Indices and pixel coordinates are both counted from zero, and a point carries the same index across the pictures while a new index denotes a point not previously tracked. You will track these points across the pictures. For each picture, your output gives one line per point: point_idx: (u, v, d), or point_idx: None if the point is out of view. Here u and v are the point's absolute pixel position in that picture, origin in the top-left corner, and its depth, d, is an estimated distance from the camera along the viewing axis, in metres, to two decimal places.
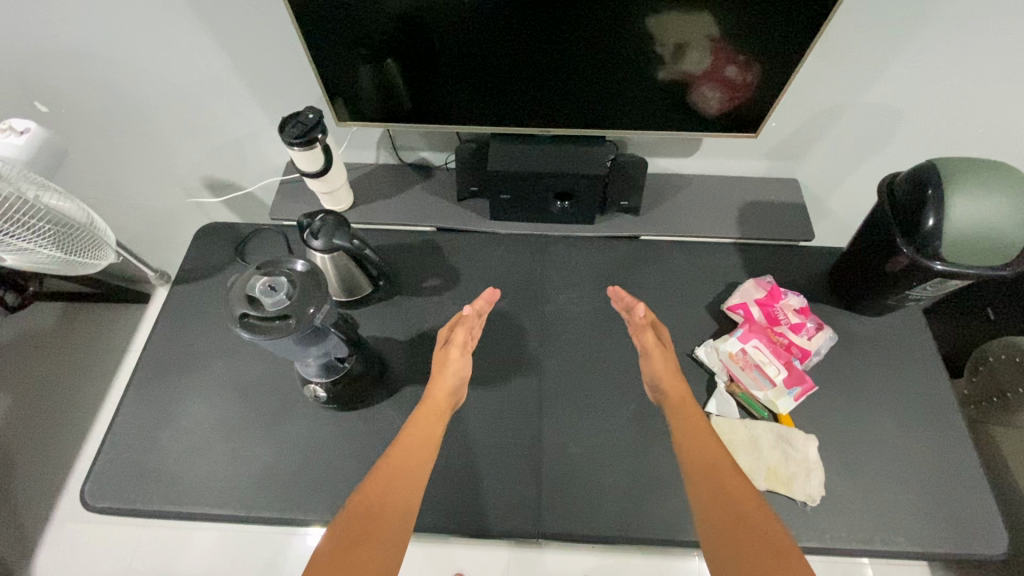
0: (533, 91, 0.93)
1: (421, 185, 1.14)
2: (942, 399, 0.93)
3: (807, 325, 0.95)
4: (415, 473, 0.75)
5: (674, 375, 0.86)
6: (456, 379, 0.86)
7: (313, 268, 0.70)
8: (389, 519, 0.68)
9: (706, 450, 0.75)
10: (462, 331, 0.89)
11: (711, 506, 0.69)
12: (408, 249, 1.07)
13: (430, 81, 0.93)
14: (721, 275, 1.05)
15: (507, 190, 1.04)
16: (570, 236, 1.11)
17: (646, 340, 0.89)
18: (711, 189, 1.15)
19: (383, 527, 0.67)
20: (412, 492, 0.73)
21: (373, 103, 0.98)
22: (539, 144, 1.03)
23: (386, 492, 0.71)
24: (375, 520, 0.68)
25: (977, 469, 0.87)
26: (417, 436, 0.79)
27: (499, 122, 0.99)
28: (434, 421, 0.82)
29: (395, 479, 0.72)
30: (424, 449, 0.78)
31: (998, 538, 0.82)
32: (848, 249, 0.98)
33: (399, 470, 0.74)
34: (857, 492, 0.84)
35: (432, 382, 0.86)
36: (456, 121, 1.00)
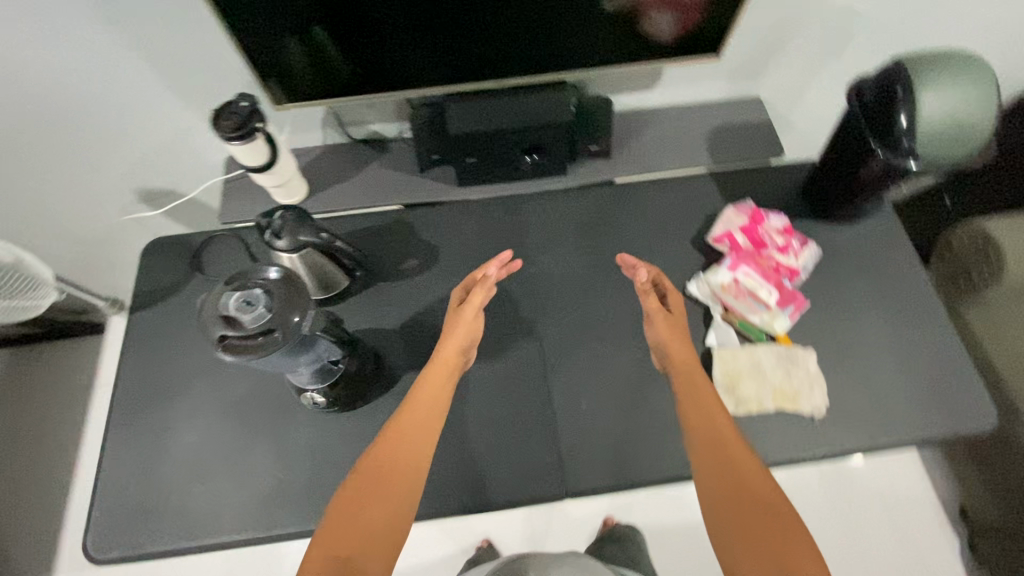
0: (481, 41, 0.86)
1: (380, 161, 1.06)
2: (926, 294, 0.96)
3: (793, 244, 0.95)
4: (421, 438, 0.72)
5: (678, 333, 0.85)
6: (467, 340, 0.84)
7: (287, 273, 0.64)
8: (393, 484, 0.68)
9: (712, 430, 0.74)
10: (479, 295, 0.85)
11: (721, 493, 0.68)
12: (377, 231, 1.01)
13: (368, 44, 0.85)
14: (701, 208, 1.04)
15: (471, 152, 0.97)
16: (543, 191, 1.06)
17: (649, 306, 0.88)
18: (679, 120, 1.11)
19: (381, 498, 0.66)
20: (416, 458, 0.71)
21: (311, 78, 0.89)
22: (496, 97, 0.97)
23: (389, 458, 0.69)
24: (375, 489, 0.67)
25: (963, 353, 0.91)
26: (424, 397, 0.76)
27: (450, 81, 0.92)
28: (441, 381, 0.79)
29: (400, 445, 0.70)
30: (428, 413, 0.75)
31: (986, 413, 0.87)
32: (821, 160, 0.98)
33: (404, 435, 0.71)
34: (856, 395, 0.88)
35: (440, 347, 0.82)
36: (404, 86, 0.93)
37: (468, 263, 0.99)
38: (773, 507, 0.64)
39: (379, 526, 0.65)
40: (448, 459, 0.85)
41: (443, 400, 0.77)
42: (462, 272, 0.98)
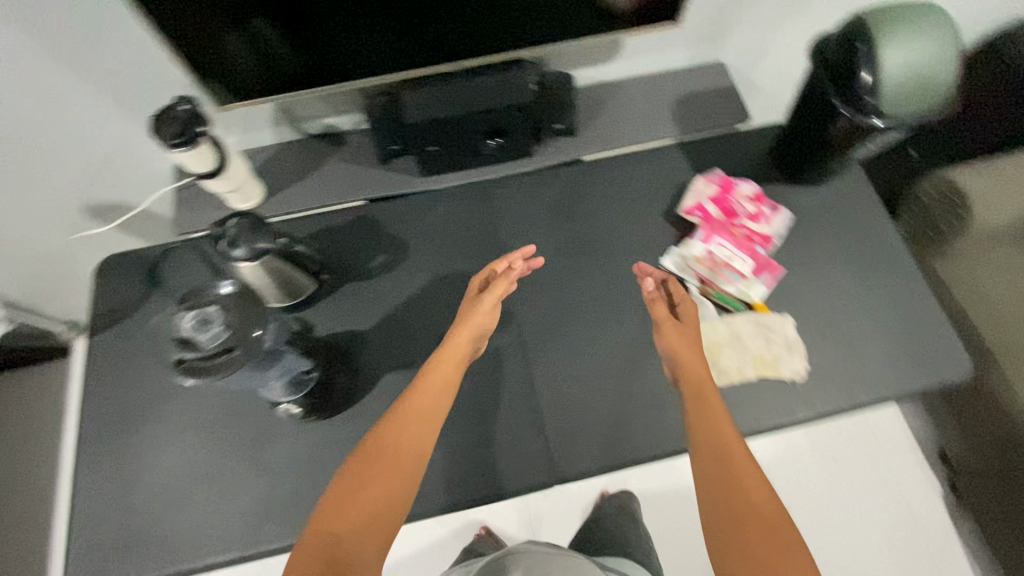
0: (432, 22, 0.82)
1: (338, 156, 1.01)
2: (898, 249, 0.96)
3: (765, 210, 0.95)
4: (427, 422, 0.72)
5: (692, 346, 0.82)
6: (478, 330, 0.83)
7: (242, 286, 0.61)
8: (401, 459, 0.67)
9: (717, 463, 0.70)
10: (500, 289, 0.83)
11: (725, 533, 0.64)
12: (341, 230, 0.97)
13: (312, 33, 0.81)
14: (672, 180, 1.02)
15: (432, 140, 0.93)
16: (510, 174, 1.03)
17: (657, 312, 0.85)
18: (644, 90, 1.08)
19: (382, 474, 0.65)
20: (423, 439, 0.70)
21: (255, 74, 0.85)
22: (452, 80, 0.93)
23: (401, 435, 0.69)
24: (376, 466, 0.66)
25: (936, 306, 0.92)
26: (433, 380, 0.76)
27: (403, 67, 0.88)
28: (450, 369, 0.78)
29: (410, 421, 0.71)
30: (435, 398, 0.74)
31: (962, 364, 0.88)
32: (788, 123, 0.97)
33: (416, 414, 0.72)
34: (835, 356, 0.89)
35: (449, 335, 0.81)
36: (355, 76, 0.88)
37: (440, 255, 0.96)
38: (776, 527, 0.63)
39: (376, 503, 0.63)
40: (434, 458, 0.84)
41: (451, 386, 0.77)
42: (435, 265, 0.96)
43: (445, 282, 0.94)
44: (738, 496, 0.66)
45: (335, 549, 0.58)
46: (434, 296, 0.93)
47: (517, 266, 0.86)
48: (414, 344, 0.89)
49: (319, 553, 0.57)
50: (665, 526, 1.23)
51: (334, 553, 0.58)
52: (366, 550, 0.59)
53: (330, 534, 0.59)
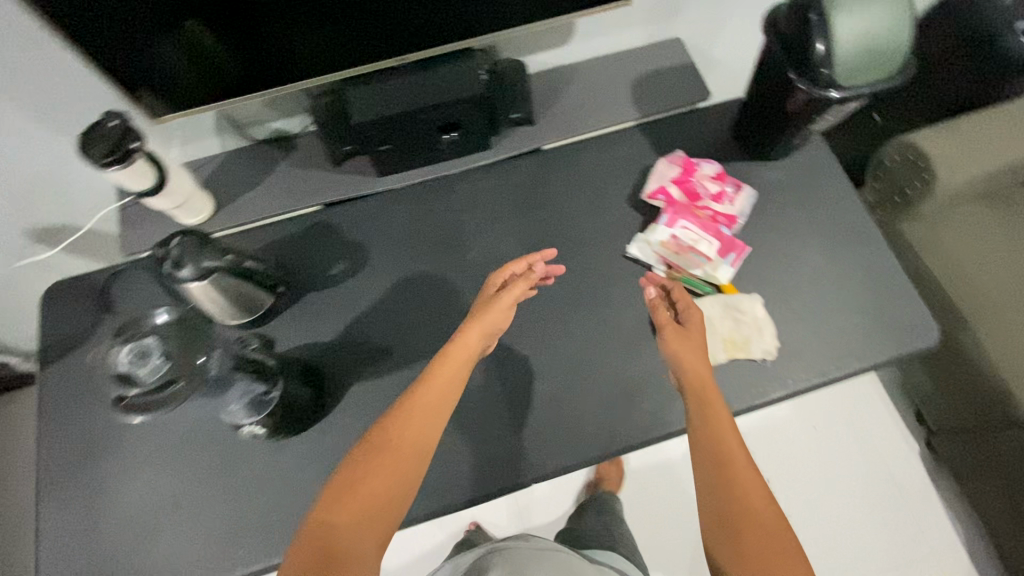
0: (370, 16, 0.79)
1: (289, 161, 0.97)
2: (864, 219, 0.95)
3: (727, 190, 0.94)
4: (430, 418, 0.69)
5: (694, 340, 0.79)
6: (485, 328, 0.79)
7: None
8: (404, 455, 0.65)
9: (721, 466, 0.66)
10: (516, 291, 0.81)
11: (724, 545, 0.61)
12: (298, 238, 0.94)
13: (248, 36, 0.77)
14: (635, 163, 1.00)
15: (383, 139, 0.89)
16: (469, 168, 1.00)
17: (658, 317, 0.81)
18: (602, 72, 1.04)
19: (385, 469, 0.63)
20: (427, 432, 0.68)
21: (192, 82, 0.81)
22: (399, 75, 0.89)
23: (405, 433, 0.66)
24: (378, 460, 0.64)
25: (902, 275, 0.92)
26: (440, 377, 0.72)
27: (346, 65, 0.85)
28: (456, 366, 0.74)
29: (415, 417, 0.68)
30: (442, 394, 0.71)
31: (929, 330, 0.88)
32: (747, 98, 0.95)
33: (421, 409, 0.69)
34: (805, 333, 0.88)
35: (460, 332, 0.78)
36: (297, 79, 0.85)
37: (402, 258, 0.93)
38: (773, 530, 0.60)
39: (379, 498, 0.62)
40: None
41: (458, 383, 0.73)
42: (397, 268, 0.93)
43: (409, 285, 0.92)
44: (736, 496, 0.63)
45: (333, 547, 0.56)
46: (398, 300, 0.91)
47: (536, 270, 0.85)
48: (381, 352, 0.88)
49: (317, 551, 0.56)
50: (653, 508, 1.26)
51: (332, 550, 0.56)
52: (366, 549, 0.58)
53: (330, 529, 0.58)
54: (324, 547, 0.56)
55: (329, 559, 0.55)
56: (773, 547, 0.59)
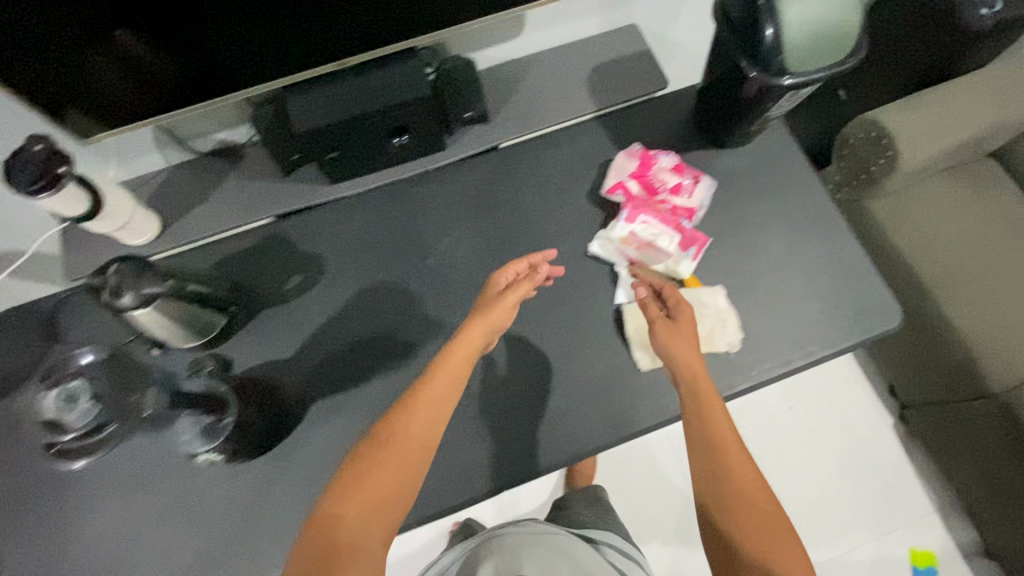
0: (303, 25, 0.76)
1: (237, 173, 0.94)
2: (825, 204, 0.95)
3: (685, 182, 0.92)
4: (435, 415, 0.69)
5: (689, 334, 0.78)
6: (489, 325, 0.77)
7: (104, 351, 0.56)
8: (410, 451, 0.65)
9: (716, 453, 0.68)
10: (519, 291, 0.79)
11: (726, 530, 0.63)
12: (251, 253, 0.91)
13: (182, 44, 0.73)
14: (594, 158, 0.98)
15: (329, 147, 0.86)
16: (426, 171, 0.96)
17: (650, 314, 0.81)
18: (556, 64, 1.01)
19: (392, 461, 0.64)
20: (431, 429, 0.68)
21: (128, 103, 0.78)
22: (341, 79, 0.85)
23: (412, 430, 0.66)
24: (385, 454, 0.64)
25: (864, 258, 0.91)
26: (444, 374, 0.72)
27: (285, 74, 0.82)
28: (459, 363, 0.73)
29: (421, 413, 0.68)
30: (445, 391, 0.71)
31: (891, 313, 0.88)
32: (704, 86, 0.93)
33: (427, 405, 0.69)
34: (768, 323, 0.88)
35: (464, 327, 0.77)
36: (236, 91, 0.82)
37: (359, 268, 0.91)
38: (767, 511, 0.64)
39: (387, 491, 0.62)
40: None
41: (459, 381, 0.72)
42: (354, 280, 0.90)
43: (367, 295, 0.89)
44: (732, 479, 0.66)
45: (340, 542, 0.57)
46: (357, 312, 0.88)
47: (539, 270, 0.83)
48: (341, 368, 0.86)
49: (325, 545, 0.57)
50: (633, 499, 1.27)
51: (339, 545, 0.57)
52: (372, 541, 0.58)
53: (339, 522, 0.59)
54: (330, 542, 0.57)
55: (337, 552, 0.56)
56: (770, 535, 0.61)
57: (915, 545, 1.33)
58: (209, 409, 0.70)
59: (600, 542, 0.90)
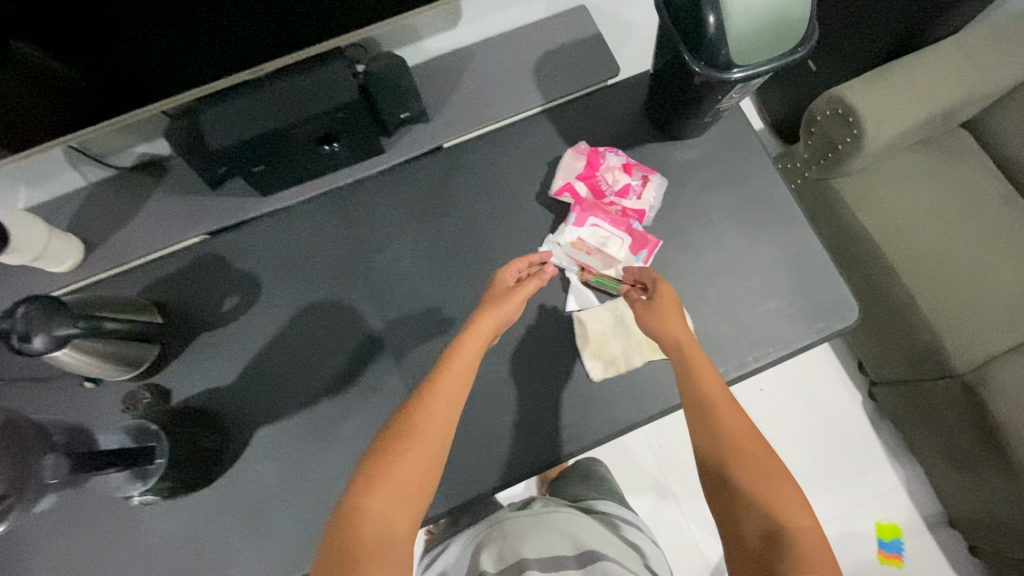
0: (200, 37, 0.66)
1: (163, 189, 0.88)
2: (782, 197, 0.91)
3: (633, 183, 0.88)
4: (449, 404, 0.67)
5: (671, 304, 0.77)
6: (500, 319, 0.75)
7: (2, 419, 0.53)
8: (425, 440, 0.63)
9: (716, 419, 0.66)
10: (531, 286, 0.78)
11: (726, 486, 0.61)
12: (185, 274, 0.87)
13: (45, 75, 0.64)
14: (543, 156, 0.93)
15: (253, 161, 0.80)
16: (364, 178, 0.92)
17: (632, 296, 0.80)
18: (501, 55, 0.95)
19: (411, 452, 0.62)
20: (445, 419, 0.66)
21: (15, 143, 0.69)
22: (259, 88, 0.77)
23: (422, 420, 0.65)
24: (401, 445, 0.63)
25: (822, 252, 0.88)
26: (458, 364, 0.71)
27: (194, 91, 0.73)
28: (471, 355, 0.72)
29: (434, 403, 0.67)
30: (460, 381, 0.69)
31: (850, 309, 0.85)
32: (654, 75, 0.87)
33: (438, 396, 0.67)
34: (723, 324, 0.85)
35: (473, 321, 0.76)
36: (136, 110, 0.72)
37: (299, 286, 0.87)
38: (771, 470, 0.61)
39: (405, 482, 0.60)
40: (321, 509, 0.79)
41: (470, 371, 0.71)
42: (294, 298, 0.86)
43: (308, 313, 0.86)
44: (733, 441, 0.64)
45: (361, 536, 0.55)
46: (298, 333, 0.85)
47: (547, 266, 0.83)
48: (285, 391, 0.83)
49: (345, 539, 0.55)
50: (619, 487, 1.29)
51: (359, 537, 0.55)
52: (393, 533, 0.57)
53: (362, 513, 0.57)
54: (351, 537, 0.55)
55: (360, 547, 0.54)
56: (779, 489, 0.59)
57: (881, 518, 1.35)
58: (127, 461, 0.66)
59: (624, 518, 0.85)
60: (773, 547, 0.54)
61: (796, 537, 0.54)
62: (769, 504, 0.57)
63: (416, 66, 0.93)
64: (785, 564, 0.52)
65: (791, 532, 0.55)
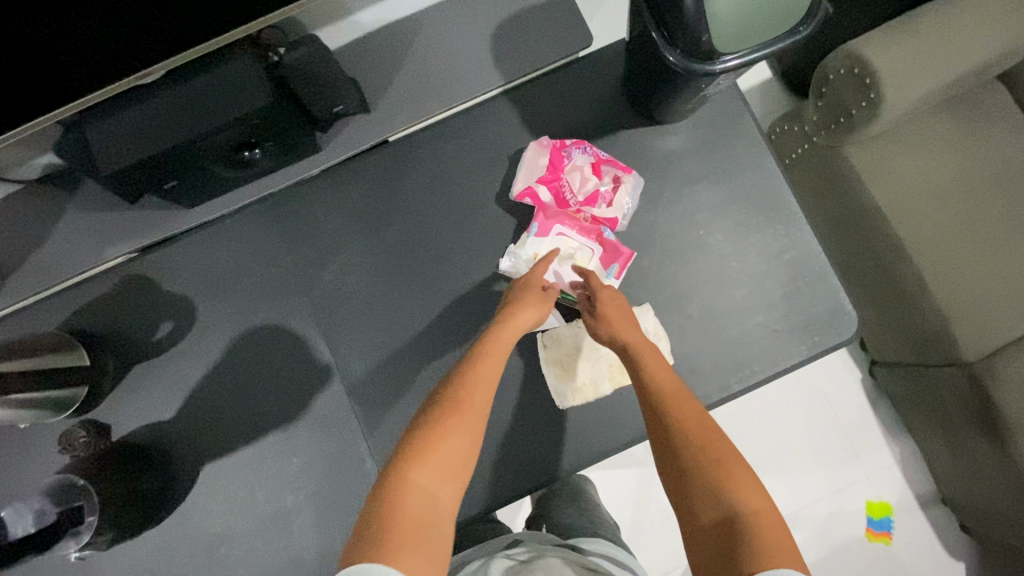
0: (48, 46, 0.53)
1: (74, 204, 0.77)
2: (776, 192, 0.80)
3: (603, 188, 0.79)
4: (484, 392, 0.62)
5: (618, 313, 0.71)
6: (533, 313, 0.70)
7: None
8: (462, 421, 0.58)
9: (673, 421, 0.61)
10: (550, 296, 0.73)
11: (681, 470, 0.58)
12: (113, 299, 0.79)
13: None
14: (503, 149, 0.81)
15: (162, 175, 0.69)
16: (302, 181, 0.81)
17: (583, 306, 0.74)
18: (451, 24, 0.79)
19: (458, 429, 0.58)
20: (481, 402, 0.61)
21: None
22: (152, 91, 0.64)
23: (453, 404, 0.60)
24: (447, 421, 0.58)
25: (817, 256, 0.79)
26: (488, 355, 0.65)
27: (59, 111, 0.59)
28: (500, 346, 0.67)
29: (464, 388, 0.61)
30: (492, 369, 0.64)
31: (846, 321, 0.77)
32: (629, 56, 0.74)
33: (466, 382, 0.62)
34: (705, 342, 0.77)
35: (510, 310, 0.70)
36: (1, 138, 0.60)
37: (239, 308, 0.79)
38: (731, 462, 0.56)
39: (452, 460, 0.56)
40: (278, 546, 0.75)
41: (501, 359, 0.66)
42: (235, 322, 0.79)
43: (249, 339, 0.79)
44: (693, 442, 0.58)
45: (405, 518, 0.51)
46: (241, 359, 0.79)
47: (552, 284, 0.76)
48: (228, 424, 0.77)
49: (386, 513, 0.51)
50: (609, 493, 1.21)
51: (402, 515, 0.51)
52: (438, 513, 0.53)
53: (408, 487, 0.53)
54: (395, 511, 0.51)
55: (405, 525, 0.50)
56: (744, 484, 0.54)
57: (872, 497, 1.31)
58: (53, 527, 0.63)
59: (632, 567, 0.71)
60: (729, 535, 0.51)
61: (752, 523, 0.52)
62: (726, 489, 0.54)
63: (353, 43, 0.79)
64: (745, 559, 0.49)
65: (750, 517, 0.52)
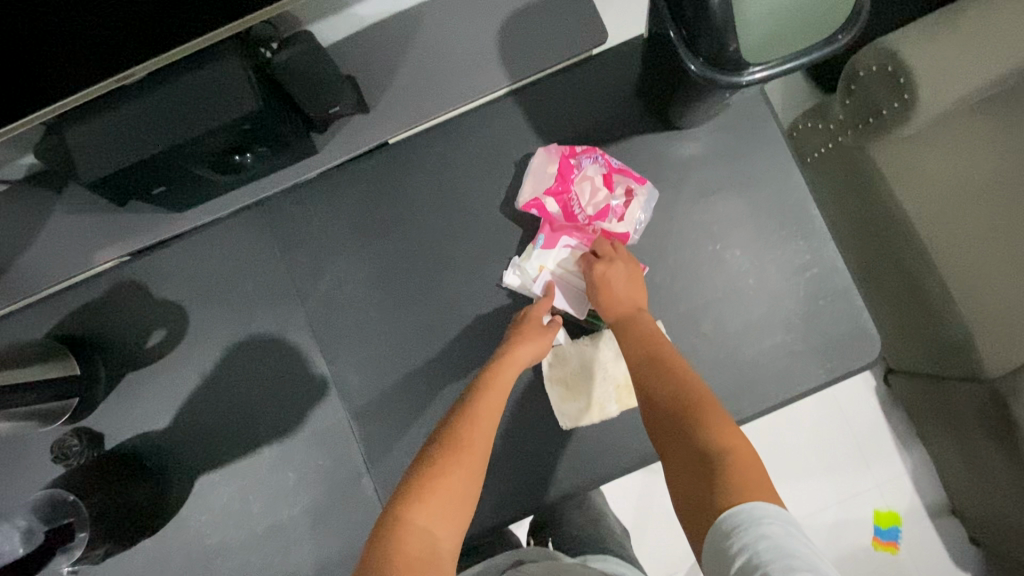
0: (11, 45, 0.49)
1: (62, 205, 0.74)
2: (799, 204, 0.75)
3: (615, 201, 0.74)
4: (488, 425, 0.60)
5: (614, 278, 0.70)
6: (535, 346, 0.68)
7: None
8: (463, 453, 0.56)
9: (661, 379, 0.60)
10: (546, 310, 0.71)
11: (668, 427, 0.57)
12: (104, 303, 0.77)
13: None
14: (510, 153, 0.77)
15: (150, 181, 0.66)
16: (299, 183, 0.77)
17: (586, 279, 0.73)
18: (456, 17, 0.74)
19: (462, 464, 0.55)
20: (484, 434, 0.59)
21: None
22: (134, 95, 0.59)
23: (454, 436, 0.57)
24: (451, 454, 0.56)
25: (838, 274, 0.74)
26: (494, 388, 0.63)
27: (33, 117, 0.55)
28: (505, 379, 0.64)
29: (469, 418, 0.59)
30: (495, 400, 0.62)
31: (865, 344, 0.73)
32: (647, 60, 0.70)
33: (469, 411, 0.60)
34: (717, 361, 0.74)
35: (512, 342, 0.68)
36: None
37: (232, 316, 0.77)
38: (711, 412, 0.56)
39: (457, 491, 0.54)
40: (270, 560, 0.74)
41: (505, 391, 0.64)
42: (228, 330, 0.77)
43: (242, 347, 0.76)
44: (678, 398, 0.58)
45: (404, 552, 0.49)
46: (234, 370, 0.76)
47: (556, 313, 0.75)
48: (221, 434, 0.76)
49: (387, 548, 0.49)
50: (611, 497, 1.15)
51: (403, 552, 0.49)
52: (437, 549, 0.51)
53: (408, 523, 0.51)
54: (394, 550, 0.49)
55: (404, 563, 0.48)
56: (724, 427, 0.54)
57: (880, 506, 1.24)
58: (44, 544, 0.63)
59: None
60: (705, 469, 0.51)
61: (727, 462, 0.51)
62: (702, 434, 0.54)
63: (352, 37, 0.74)
64: (716, 494, 0.49)
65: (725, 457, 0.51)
